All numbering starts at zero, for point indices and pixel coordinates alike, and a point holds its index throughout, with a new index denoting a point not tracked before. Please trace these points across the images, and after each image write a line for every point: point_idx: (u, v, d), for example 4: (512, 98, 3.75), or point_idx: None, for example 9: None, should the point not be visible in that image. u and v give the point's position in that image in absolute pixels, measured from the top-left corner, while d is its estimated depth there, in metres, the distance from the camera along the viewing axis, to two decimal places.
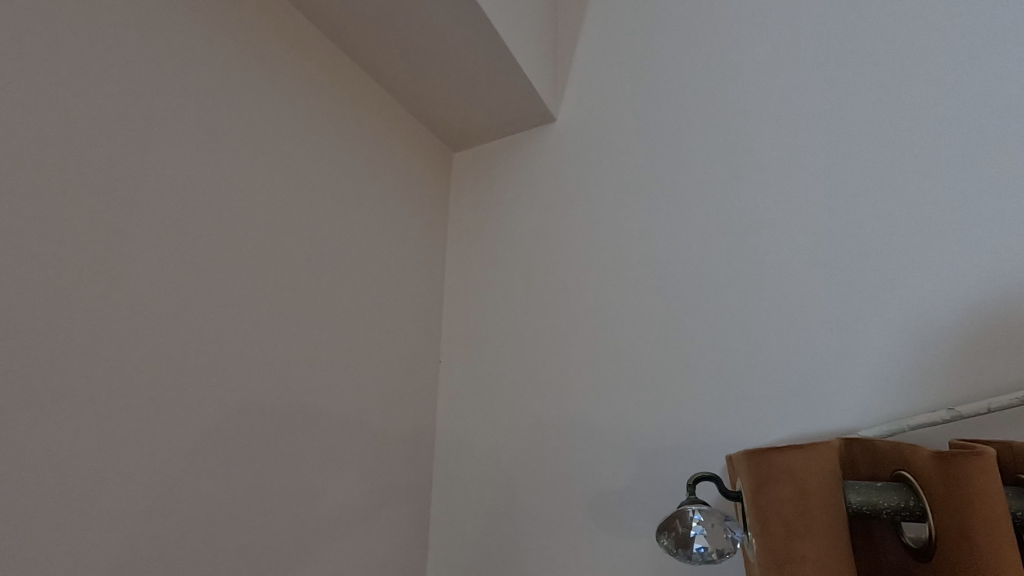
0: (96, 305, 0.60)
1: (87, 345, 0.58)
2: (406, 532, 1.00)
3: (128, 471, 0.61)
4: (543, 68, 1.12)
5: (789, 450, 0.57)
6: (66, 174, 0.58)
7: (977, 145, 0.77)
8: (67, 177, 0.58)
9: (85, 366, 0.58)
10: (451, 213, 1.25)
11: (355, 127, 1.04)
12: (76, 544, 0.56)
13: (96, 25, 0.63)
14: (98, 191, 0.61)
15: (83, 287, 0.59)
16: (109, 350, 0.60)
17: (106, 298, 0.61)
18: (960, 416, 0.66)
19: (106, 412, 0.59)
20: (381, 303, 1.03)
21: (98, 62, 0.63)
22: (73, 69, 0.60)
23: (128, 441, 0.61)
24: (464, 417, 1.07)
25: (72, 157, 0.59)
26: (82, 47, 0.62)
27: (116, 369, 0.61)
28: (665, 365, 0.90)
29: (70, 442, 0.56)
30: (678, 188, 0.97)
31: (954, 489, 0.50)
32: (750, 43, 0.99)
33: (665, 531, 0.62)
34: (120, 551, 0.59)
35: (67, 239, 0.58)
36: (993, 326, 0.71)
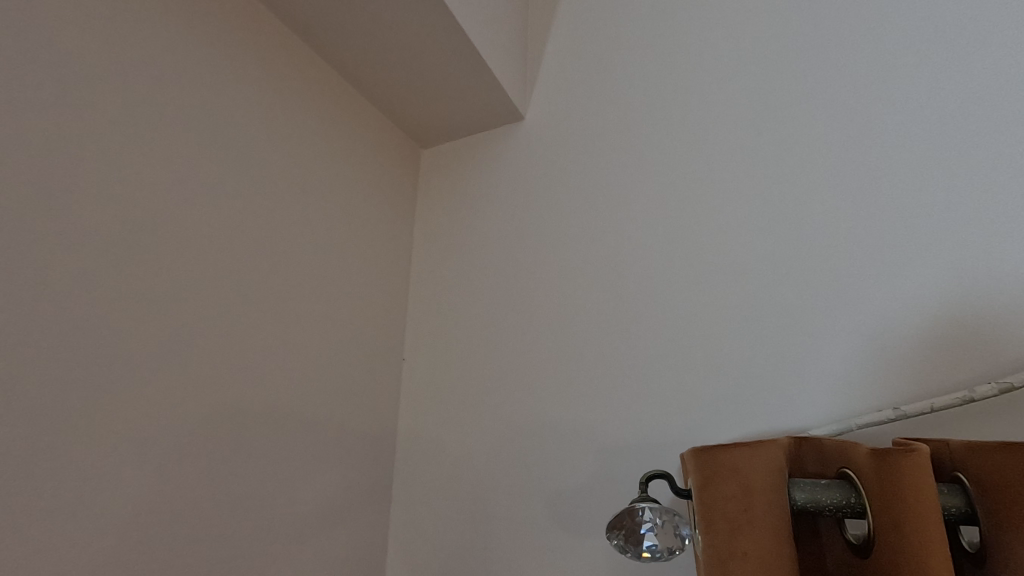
0: (52, 300, 0.58)
1: (40, 340, 0.57)
2: (367, 533, 0.98)
3: (86, 470, 0.60)
4: (512, 68, 1.12)
5: (735, 447, 0.58)
6: (20, 167, 0.57)
7: (931, 152, 0.79)
8: (20, 170, 0.57)
9: (38, 362, 0.57)
10: (420, 210, 1.24)
11: (321, 123, 1.03)
12: (22, 544, 0.54)
13: (53, 16, 0.62)
14: (55, 184, 0.60)
15: (37, 281, 0.57)
16: (66, 346, 0.59)
17: (62, 293, 0.59)
18: (906, 414, 0.68)
19: (66, 409, 0.58)
20: (343, 300, 1.01)
21: (57, 54, 0.62)
22: (29, 61, 0.60)
23: (88, 440, 0.60)
24: (427, 416, 1.06)
25: (26, 149, 0.58)
26: (39, 36, 0.61)
27: (73, 366, 0.60)
28: (624, 365, 0.91)
29: (20, 435, 0.55)
30: (636, 189, 0.99)
31: (890, 484, 0.51)
32: (705, 51, 1.01)
33: (615, 527, 0.63)
34: (78, 551, 0.58)
35: (21, 231, 0.57)
36: (948, 327, 0.72)
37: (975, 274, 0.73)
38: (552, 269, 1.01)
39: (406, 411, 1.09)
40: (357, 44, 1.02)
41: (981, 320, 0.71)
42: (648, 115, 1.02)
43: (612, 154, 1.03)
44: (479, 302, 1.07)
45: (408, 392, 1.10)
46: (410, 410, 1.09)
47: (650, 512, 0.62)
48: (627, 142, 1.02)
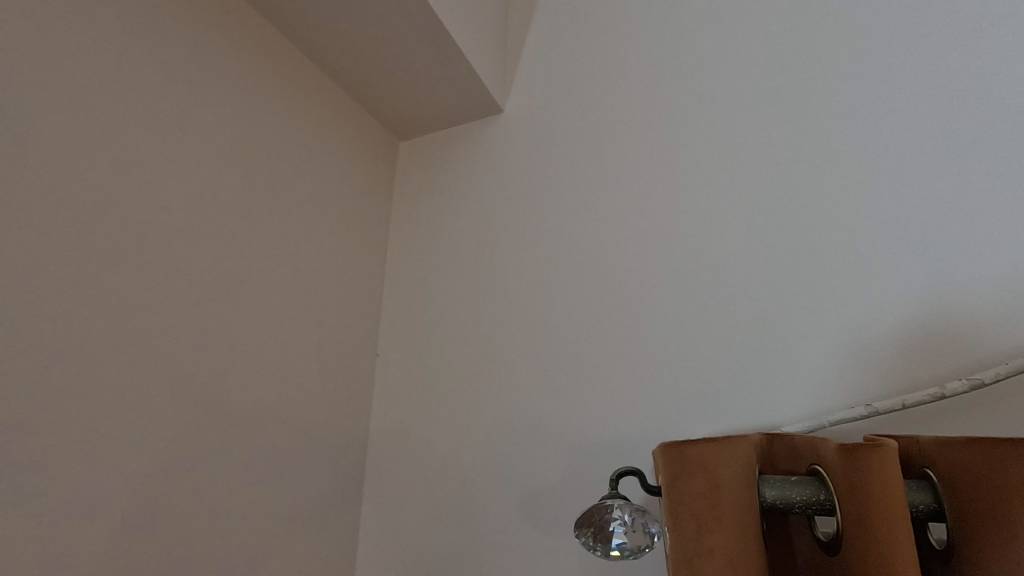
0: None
1: None
2: (336, 531, 0.96)
3: (34, 464, 0.57)
4: (491, 60, 1.11)
5: (705, 443, 0.57)
6: None
7: (908, 149, 0.79)
8: None
9: None
10: (397, 203, 1.22)
11: (294, 111, 1.00)
12: None
13: None
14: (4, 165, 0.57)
15: None
16: (13, 335, 0.56)
17: (10, 280, 0.57)
18: (878, 411, 0.67)
19: (11, 402, 0.56)
20: (315, 293, 0.99)
21: (11, 30, 0.59)
22: None
23: (36, 433, 0.58)
24: (400, 412, 1.04)
25: None
26: None
27: (20, 357, 0.57)
28: (598, 361, 0.89)
29: None
30: (613, 183, 0.98)
31: (858, 481, 0.51)
32: (684, 45, 1.01)
33: (585, 524, 0.61)
34: (25, 550, 0.56)
35: None
36: (925, 325, 0.72)
37: (950, 272, 0.72)
38: (528, 263, 1.00)
39: (379, 407, 1.07)
40: (333, 32, 1.00)
41: (955, 318, 0.71)
42: (627, 109, 1.01)
43: (589, 147, 1.02)
44: (454, 297, 1.05)
45: (381, 388, 1.08)
46: (383, 406, 1.07)
47: (622, 512, 0.60)
48: (607, 136, 1.01)
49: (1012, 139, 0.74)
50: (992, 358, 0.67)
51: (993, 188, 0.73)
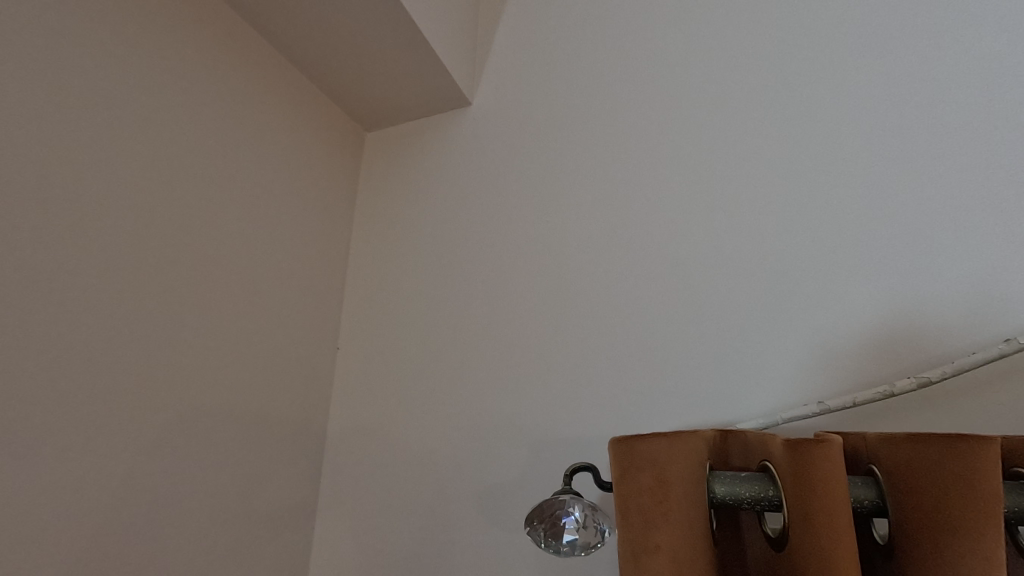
0: None
1: None
2: (290, 529, 0.94)
3: None
4: (459, 53, 1.09)
5: (656, 438, 0.56)
6: None
7: (866, 152, 0.80)
8: None
9: None
10: (361, 195, 1.19)
11: (254, 97, 0.97)
12: None
13: None
14: None
15: None
16: None
17: None
18: (830, 408, 0.68)
19: None
20: (272, 286, 0.96)
21: None
22: None
23: None
24: (360, 408, 1.02)
25: None
26: None
27: None
28: (559, 354, 0.89)
29: None
30: (579, 180, 0.97)
31: (802, 475, 0.50)
32: (652, 44, 1.01)
33: (537, 519, 0.60)
34: None
35: None
36: (879, 324, 0.73)
37: (905, 273, 0.73)
38: (492, 258, 0.99)
39: (338, 403, 1.05)
40: (297, 18, 0.98)
41: (907, 317, 0.72)
42: (593, 105, 1.01)
43: (555, 143, 1.01)
44: (417, 291, 1.04)
45: (341, 383, 1.06)
46: (342, 401, 1.04)
47: (575, 508, 0.59)
48: (574, 132, 1.01)
49: (962, 144, 0.75)
50: (939, 357, 0.69)
51: (946, 192, 0.74)
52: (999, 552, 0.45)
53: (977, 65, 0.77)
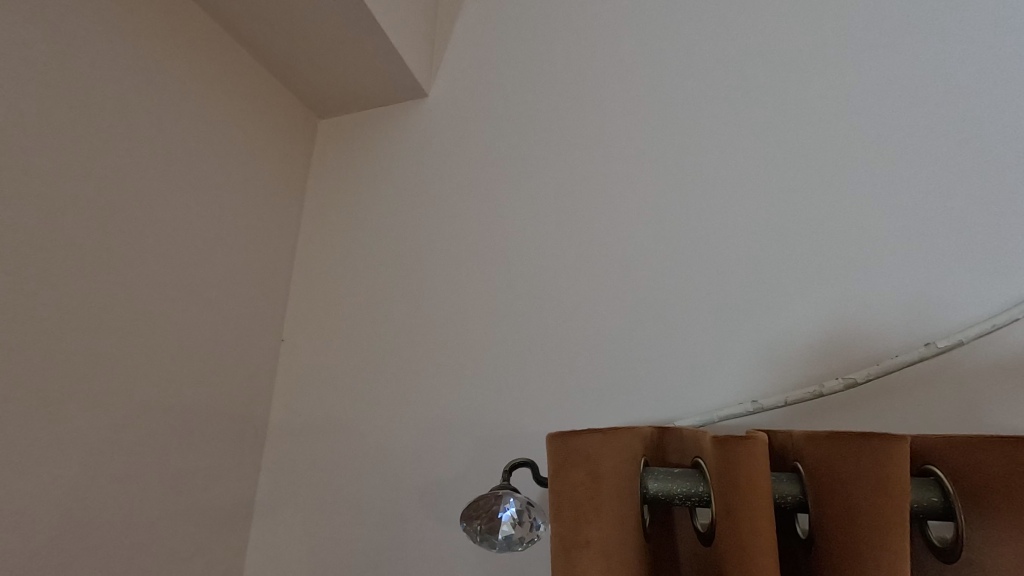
0: None
1: None
2: (224, 526, 0.90)
3: None
4: (417, 43, 1.07)
5: (591, 434, 0.56)
6: None
7: (810, 157, 0.82)
8: None
9: None
10: (311, 183, 1.16)
11: (198, 78, 0.93)
12: None
13: None
14: None
15: None
16: None
17: None
18: (764, 407, 0.70)
19: None
20: (211, 275, 0.92)
21: None
22: None
23: None
24: (302, 404, 0.99)
25: None
26: None
27: None
28: (506, 350, 0.88)
29: None
30: (533, 176, 0.96)
31: (728, 471, 0.51)
32: (608, 43, 1.01)
33: (475, 518, 0.59)
34: None
35: None
36: (816, 326, 0.74)
37: (843, 276, 0.75)
38: (442, 254, 0.98)
39: (279, 397, 1.01)
40: None
41: (842, 319, 0.73)
42: (550, 102, 1.00)
43: (510, 139, 1.01)
44: (367, 284, 1.02)
45: (283, 375, 1.03)
46: (284, 394, 1.01)
47: (511, 504, 0.59)
48: (529, 129, 1.00)
49: (899, 152, 0.78)
50: (868, 358, 0.71)
51: (883, 200, 0.77)
52: (904, 544, 0.47)
53: (915, 79, 0.80)
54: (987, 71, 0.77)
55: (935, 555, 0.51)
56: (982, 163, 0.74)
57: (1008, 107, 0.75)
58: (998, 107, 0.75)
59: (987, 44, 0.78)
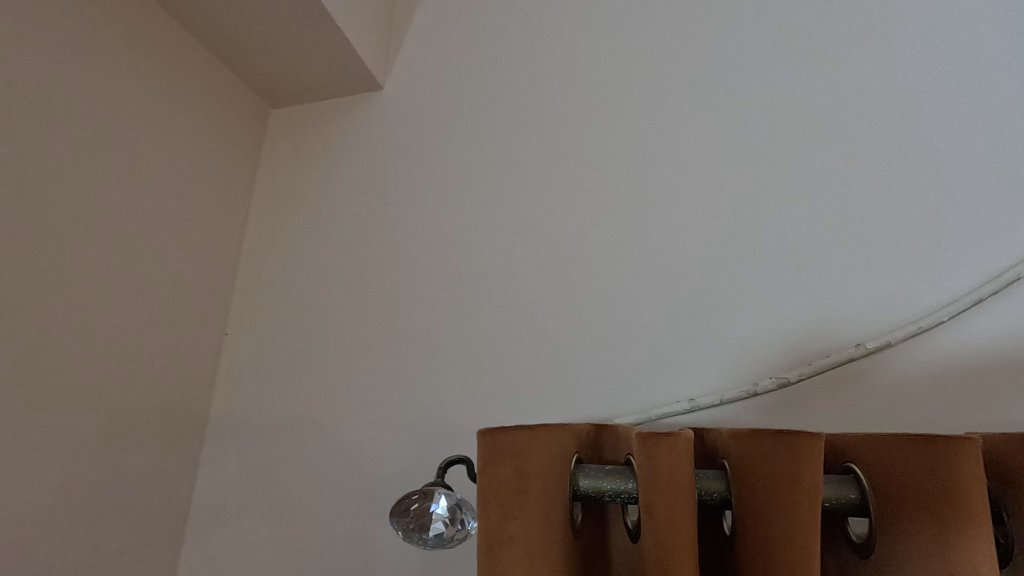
0: None
1: None
2: (157, 526, 0.87)
3: None
4: (372, 35, 1.06)
5: (520, 430, 0.56)
6: None
7: (754, 160, 0.83)
8: None
9: None
10: (261, 173, 1.13)
11: (143, 62, 0.90)
12: None
13: None
14: None
15: None
16: None
17: None
18: (699, 405, 0.72)
19: None
20: (152, 266, 0.89)
21: None
22: None
23: None
24: (244, 399, 0.96)
25: None
26: None
27: None
28: (452, 347, 0.87)
29: None
30: (486, 172, 0.96)
31: (650, 469, 0.51)
32: (563, 42, 1.01)
33: (410, 523, 0.57)
34: None
35: None
36: (755, 325, 0.75)
37: (781, 278, 0.76)
38: (393, 249, 0.96)
39: (221, 393, 0.98)
40: None
41: (779, 320, 0.75)
42: (504, 99, 1.00)
43: (464, 135, 1.00)
44: (316, 278, 1.00)
45: (225, 370, 1.00)
46: (225, 390, 0.98)
47: (441, 501, 0.59)
48: (483, 125, 0.99)
49: (839, 157, 0.79)
50: (801, 357, 0.72)
51: (822, 204, 0.78)
52: (814, 540, 0.48)
53: (856, 87, 0.82)
54: (923, 81, 0.79)
55: (853, 551, 0.52)
56: (917, 170, 0.76)
57: (943, 116, 0.77)
58: (934, 115, 0.77)
59: (923, 54, 0.80)
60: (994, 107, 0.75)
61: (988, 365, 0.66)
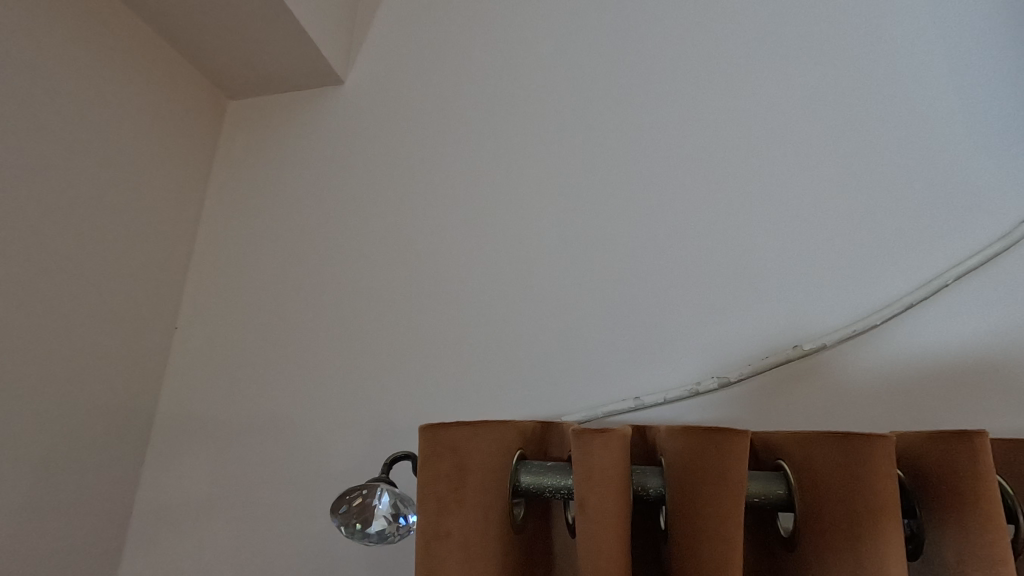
0: None
1: None
2: (98, 524, 0.84)
3: None
4: (332, 30, 1.05)
5: (461, 427, 0.56)
6: None
7: (702, 166, 0.85)
8: None
9: None
10: (216, 165, 1.11)
11: (92, 47, 0.87)
12: None
13: None
14: None
15: None
16: None
17: None
18: (644, 404, 0.74)
19: None
20: (98, 257, 0.86)
21: None
22: None
23: None
24: (193, 395, 0.94)
25: None
26: None
27: None
28: (406, 344, 0.87)
29: None
30: (443, 171, 0.96)
31: (583, 465, 0.52)
32: (522, 43, 1.01)
33: (353, 520, 0.57)
34: None
35: None
36: (701, 326, 0.77)
37: (728, 280, 0.78)
38: (350, 246, 0.96)
39: (168, 389, 0.96)
40: None
41: (725, 322, 0.77)
42: (463, 97, 1.00)
43: (423, 132, 1.00)
44: (271, 272, 0.98)
45: (174, 365, 0.97)
46: (173, 385, 0.96)
47: (384, 497, 0.58)
48: (442, 123, 0.99)
49: (783, 165, 0.82)
50: (743, 357, 0.74)
51: (766, 209, 0.80)
52: (737, 534, 0.49)
53: (802, 98, 0.84)
54: (864, 95, 0.82)
55: (781, 544, 0.54)
56: (857, 178, 0.79)
57: (882, 129, 0.80)
58: (874, 128, 0.81)
59: (865, 69, 0.84)
60: (929, 122, 0.79)
61: (916, 367, 0.69)
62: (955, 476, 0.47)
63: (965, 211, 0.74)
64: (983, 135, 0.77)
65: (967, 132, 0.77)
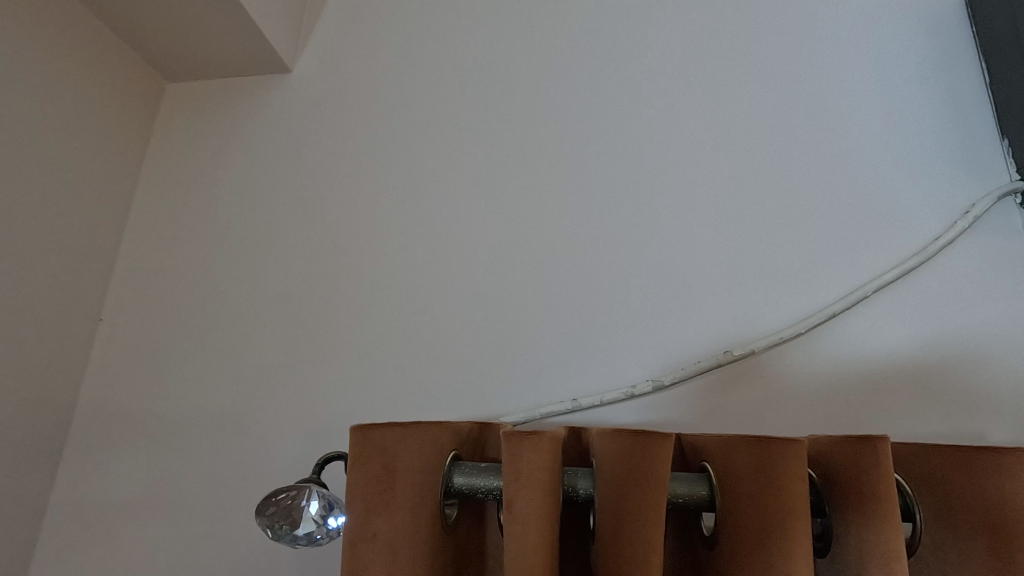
0: None
1: None
2: (8, 526, 0.79)
3: None
4: (280, 16, 1.02)
5: (393, 428, 0.56)
6: None
7: (645, 173, 0.87)
8: None
9: None
10: (151, 149, 1.06)
11: (17, 19, 0.81)
12: None
13: None
14: None
15: None
16: None
17: None
18: (581, 405, 0.75)
19: None
20: (17, 243, 0.81)
21: None
22: None
23: None
24: (119, 390, 0.90)
25: None
26: None
27: None
28: (346, 341, 0.85)
29: None
30: (391, 166, 0.94)
31: (512, 466, 0.52)
32: (474, 41, 1.01)
33: (279, 522, 0.53)
34: None
35: None
36: (638, 329, 0.79)
37: (666, 286, 0.80)
38: (291, 240, 0.93)
39: (91, 384, 0.91)
40: None
41: (662, 326, 0.79)
42: (413, 93, 0.99)
43: (371, 126, 0.98)
44: (207, 263, 0.95)
45: (98, 358, 0.92)
46: (97, 380, 0.91)
47: (314, 498, 0.54)
48: (390, 118, 0.98)
49: (721, 176, 0.85)
50: (677, 361, 0.76)
51: (705, 218, 0.83)
52: (658, 534, 0.50)
53: (741, 111, 0.88)
54: (798, 112, 0.86)
55: (704, 543, 0.56)
56: (789, 191, 0.82)
57: (813, 145, 0.84)
58: (806, 144, 0.84)
59: (800, 87, 0.87)
60: (855, 142, 0.83)
61: (835, 373, 0.73)
62: (859, 476, 0.50)
63: (884, 226, 0.79)
64: (901, 156, 0.82)
65: (888, 152, 0.82)
